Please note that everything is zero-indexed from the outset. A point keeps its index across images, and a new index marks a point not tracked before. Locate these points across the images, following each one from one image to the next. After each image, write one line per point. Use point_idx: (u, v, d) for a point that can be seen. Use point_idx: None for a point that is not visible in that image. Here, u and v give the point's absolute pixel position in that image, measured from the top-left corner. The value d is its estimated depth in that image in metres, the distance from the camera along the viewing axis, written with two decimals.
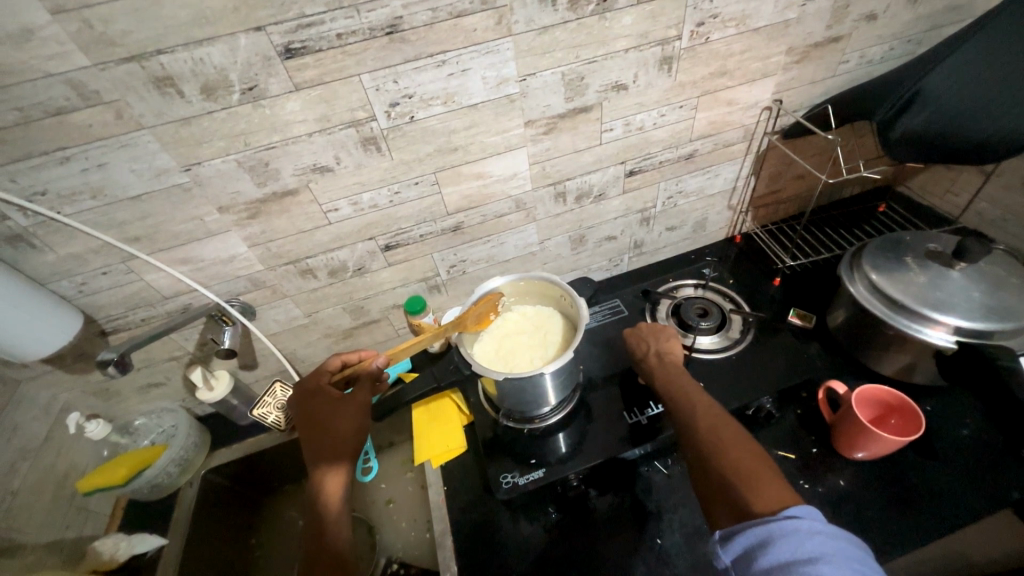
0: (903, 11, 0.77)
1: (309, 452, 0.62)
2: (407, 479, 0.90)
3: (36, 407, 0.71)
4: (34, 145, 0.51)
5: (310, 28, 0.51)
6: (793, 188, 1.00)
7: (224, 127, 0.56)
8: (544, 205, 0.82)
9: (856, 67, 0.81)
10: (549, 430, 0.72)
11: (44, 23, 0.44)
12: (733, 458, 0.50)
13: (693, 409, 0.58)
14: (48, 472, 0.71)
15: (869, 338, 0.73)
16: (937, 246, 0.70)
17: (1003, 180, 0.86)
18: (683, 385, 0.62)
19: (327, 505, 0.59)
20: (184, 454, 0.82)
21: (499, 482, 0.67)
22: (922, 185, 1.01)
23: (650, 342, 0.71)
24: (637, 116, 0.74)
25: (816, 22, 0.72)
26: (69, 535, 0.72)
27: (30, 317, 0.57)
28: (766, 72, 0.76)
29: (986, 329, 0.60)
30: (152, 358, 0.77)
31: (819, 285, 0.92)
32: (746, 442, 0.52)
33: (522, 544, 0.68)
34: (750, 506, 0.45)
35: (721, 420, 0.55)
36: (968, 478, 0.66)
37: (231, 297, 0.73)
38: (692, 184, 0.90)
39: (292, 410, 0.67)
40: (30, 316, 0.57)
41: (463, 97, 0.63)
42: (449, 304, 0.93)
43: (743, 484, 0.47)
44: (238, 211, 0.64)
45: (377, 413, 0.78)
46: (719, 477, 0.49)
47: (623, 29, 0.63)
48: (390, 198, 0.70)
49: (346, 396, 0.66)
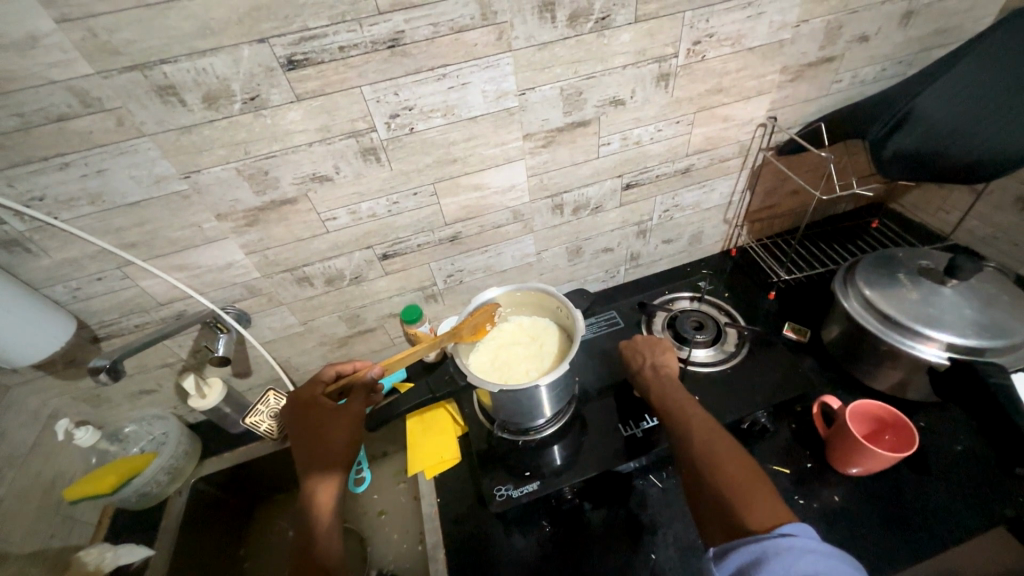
0: (894, 33, 0.78)
1: (302, 462, 0.61)
2: (401, 490, 0.89)
3: (25, 412, 0.70)
4: (33, 150, 0.51)
5: (312, 40, 0.52)
6: (787, 203, 1.01)
7: (224, 136, 0.56)
8: (541, 216, 0.83)
9: (848, 87, 0.83)
10: (544, 441, 0.72)
11: (48, 32, 0.45)
12: (728, 473, 0.50)
13: (688, 423, 0.58)
14: (34, 480, 0.70)
15: (863, 353, 0.74)
16: (929, 263, 0.71)
17: (994, 199, 0.87)
18: (678, 399, 0.62)
19: (319, 516, 0.58)
20: (175, 462, 0.81)
21: (493, 494, 0.67)
22: (915, 202, 1.02)
23: (646, 354, 0.71)
24: (634, 131, 0.76)
25: (809, 42, 0.74)
26: (53, 545, 0.70)
27: (21, 323, 0.56)
28: (760, 90, 0.78)
29: (979, 346, 0.61)
30: (145, 365, 0.77)
31: (814, 300, 0.93)
32: (740, 456, 0.52)
33: (516, 558, 0.67)
34: (745, 523, 0.45)
35: (716, 434, 0.55)
36: (961, 494, 0.66)
37: (226, 304, 0.73)
38: (688, 198, 0.91)
39: (285, 419, 0.66)
40: (18, 316, 0.56)
41: (463, 110, 0.63)
42: (445, 314, 0.93)
43: (737, 500, 0.47)
44: (236, 218, 0.64)
45: (371, 423, 0.77)
46: (714, 493, 0.49)
47: (621, 46, 0.65)
48: (388, 208, 0.70)
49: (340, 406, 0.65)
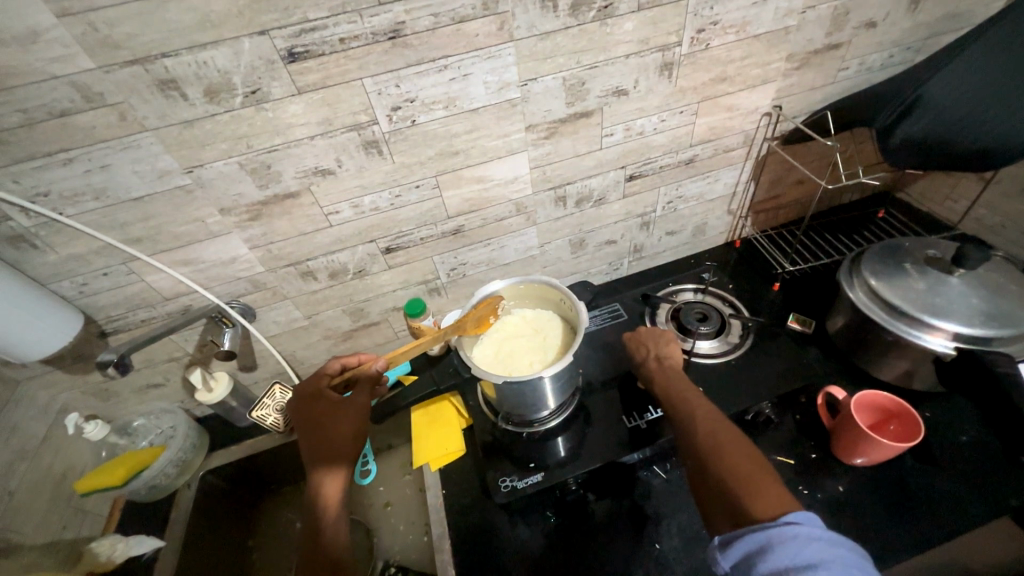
0: (902, 18, 0.77)
1: (308, 454, 0.62)
2: (406, 481, 0.90)
3: (35, 406, 0.71)
4: (37, 146, 0.51)
5: (313, 32, 0.52)
6: (792, 193, 1.00)
7: (226, 130, 0.56)
8: (544, 208, 0.82)
9: (855, 74, 0.82)
10: (548, 433, 0.72)
11: (49, 26, 0.45)
12: (732, 463, 0.50)
13: (692, 414, 0.58)
14: (46, 473, 0.71)
15: (868, 344, 0.73)
16: (936, 252, 0.70)
17: (1002, 187, 0.86)
18: (680, 389, 0.62)
19: (325, 508, 0.59)
20: (183, 455, 0.82)
21: (498, 486, 0.67)
22: (922, 191, 1.01)
23: (649, 346, 0.71)
24: (637, 121, 0.75)
25: (815, 29, 0.73)
26: (66, 536, 0.71)
27: (28, 318, 0.57)
28: (765, 79, 0.77)
29: (985, 335, 0.60)
30: (151, 359, 0.77)
31: (818, 291, 0.92)
32: (744, 446, 0.52)
33: (521, 548, 0.68)
34: (750, 511, 0.45)
35: (719, 424, 0.55)
36: (967, 484, 0.66)
37: (231, 299, 0.74)
38: (692, 189, 0.91)
39: (291, 412, 0.67)
40: (25, 312, 0.57)
41: (465, 101, 0.63)
42: (448, 307, 0.93)
43: (742, 489, 0.47)
44: (240, 212, 0.64)
45: (376, 415, 0.78)
46: (718, 482, 0.50)
47: (624, 35, 0.64)
48: (391, 201, 0.70)
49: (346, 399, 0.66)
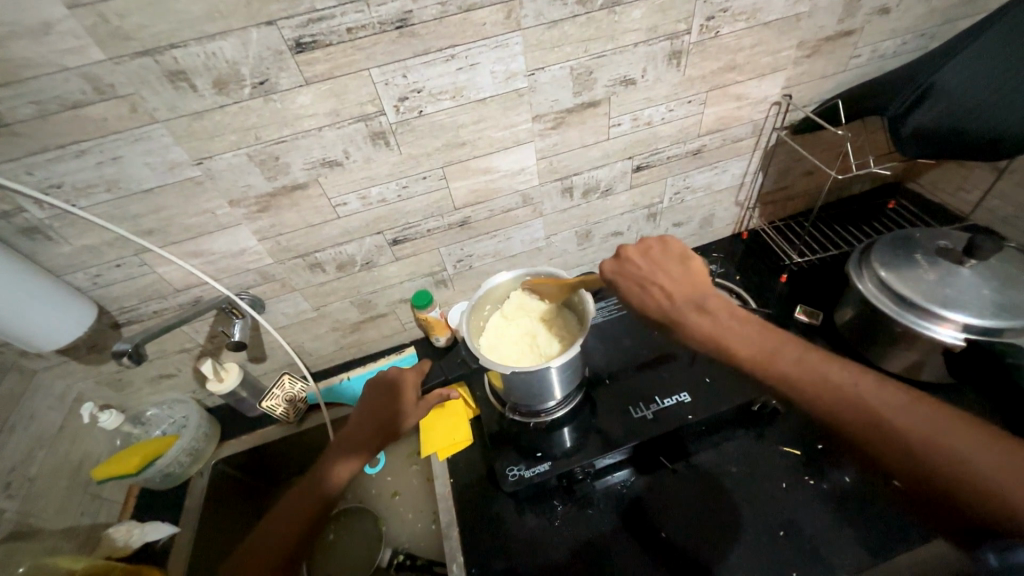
0: (916, 4, 0.76)
1: (337, 445, 0.66)
2: (414, 472, 0.90)
3: (51, 396, 0.73)
4: (51, 138, 0.52)
5: (321, 21, 0.52)
6: (802, 184, 0.99)
7: (235, 121, 0.56)
8: (551, 200, 0.82)
9: (867, 62, 0.81)
10: (555, 423, 0.73)
11: (61, 18, 0.45)
12: (908, 425, 0.41)
13: (855, 415, 0.43)
14: (64, 460, 0.73)
15: (876, 336, 0.73)
16: (947, 243, 0.70)
17: (1016, 177, 0.85)
18: (765, 337, 0.51)
19: (347, 438, 0.66)
20: (195, 444, 0.83)
21: (505, 474, 0.69)
22: (933, 182, 1.00)
23: (633, 268, 0.60)
24: (645, 111, 0.74)
25: (827, 16, 0.71)
26: (85, 522, 0.73)
27: (71, 323, 0.61)
28: (775, 67, 0.76)
29: (997, 327, 0.60)
30: (164, 350, 0.78)
31: (827, 282, 0.91)
32: (912, 400, 0.42)
33: (527, 538, 0.68)
34: (985, 494, 0.37)
35: (907, 407, 0.42)
36: None
37: (240, 291, 0.74)
38: (700, 180, 0.90)
39: (391, 390, 0.72)
40: (62, 316, 0.60)
41: (472, 91, 0.63)
42: (457, 298, 0.94)
43: (979, 476, 0.37)
44: (249, 204, 0.64)
45: (374, 395, 0.71)
46: (912, 474, 0.40)
47: (633, 23, 0.63)
48: (398, 193, 0.70)
49: (392, 396, 0.71)
